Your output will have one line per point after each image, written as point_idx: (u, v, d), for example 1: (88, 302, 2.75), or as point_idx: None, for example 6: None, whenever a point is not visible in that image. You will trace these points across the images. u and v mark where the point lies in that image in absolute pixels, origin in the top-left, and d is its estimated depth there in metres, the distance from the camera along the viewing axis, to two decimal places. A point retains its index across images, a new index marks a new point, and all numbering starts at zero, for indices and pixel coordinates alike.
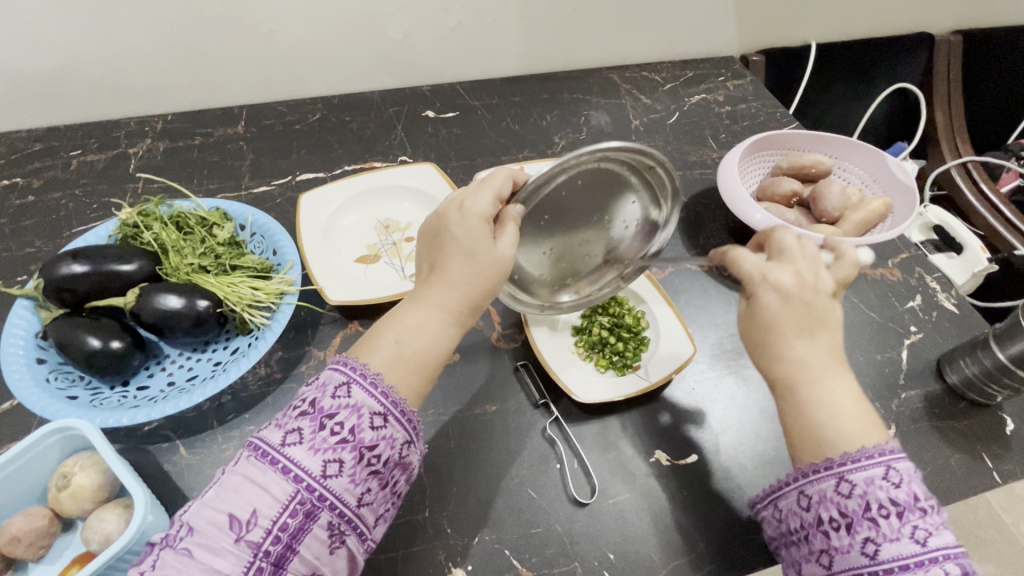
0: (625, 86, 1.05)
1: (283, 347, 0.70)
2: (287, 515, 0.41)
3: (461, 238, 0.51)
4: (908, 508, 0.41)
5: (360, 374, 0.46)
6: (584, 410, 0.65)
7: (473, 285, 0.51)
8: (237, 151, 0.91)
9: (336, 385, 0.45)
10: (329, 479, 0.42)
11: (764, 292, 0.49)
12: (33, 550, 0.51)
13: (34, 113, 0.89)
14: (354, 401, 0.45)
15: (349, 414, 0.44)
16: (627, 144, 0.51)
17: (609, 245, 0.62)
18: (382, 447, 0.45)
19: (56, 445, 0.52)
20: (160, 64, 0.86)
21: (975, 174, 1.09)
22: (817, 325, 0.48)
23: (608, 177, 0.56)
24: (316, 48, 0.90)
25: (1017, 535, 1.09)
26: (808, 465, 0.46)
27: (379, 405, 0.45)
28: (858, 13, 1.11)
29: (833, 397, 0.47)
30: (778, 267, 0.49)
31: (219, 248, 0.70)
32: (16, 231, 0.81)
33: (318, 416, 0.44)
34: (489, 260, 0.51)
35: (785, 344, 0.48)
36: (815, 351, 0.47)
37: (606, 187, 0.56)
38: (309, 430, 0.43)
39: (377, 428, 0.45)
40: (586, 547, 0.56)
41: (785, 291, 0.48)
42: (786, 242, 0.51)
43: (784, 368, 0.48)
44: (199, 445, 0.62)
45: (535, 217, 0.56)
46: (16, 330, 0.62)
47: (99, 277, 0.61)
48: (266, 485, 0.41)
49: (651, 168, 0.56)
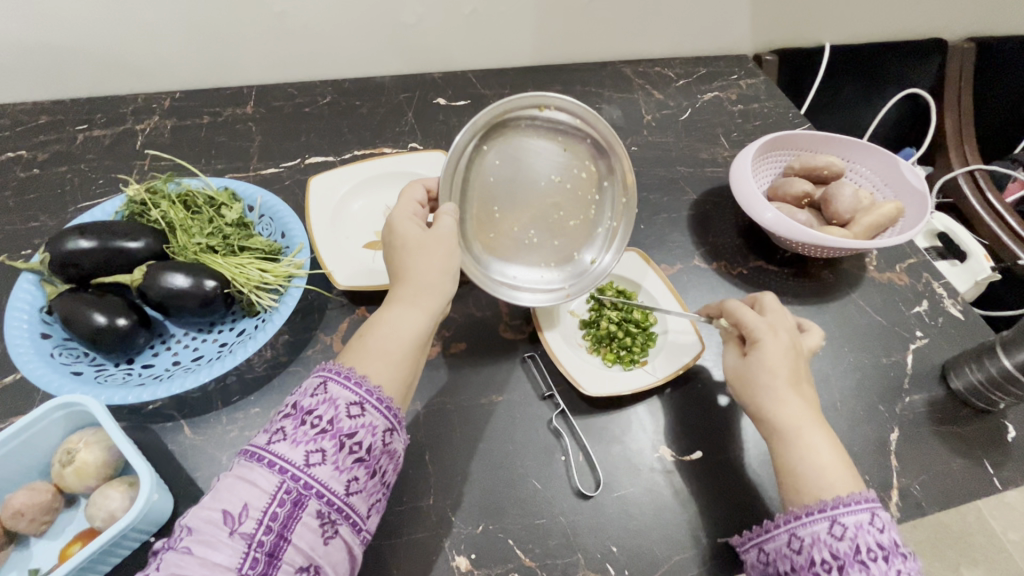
0: (638, 81, 1.05)
1: (289, 330, 0.69)
2: (276, 505, 0.41)
3: (395, 238, 0.56)
4: (893, 552, 0.43)
5: (336, 372, 0.47)
6: (591, 403, 0.65)
7: (421, 264, 0.54)
8: (246, 131, 0.90)
9: (313, 385, 0.46)
10: (314, 467, 0.42)
11: (772, 340, 0.55)
12: (35, 525, 0.50)
13: (40, 86, 0.88)
14: (331, 394, 0.45)
15: (327, 406, 0.45)
16: (490, 106, 0.57)
17: (570, 203, 0.65)
18: (362, 434, 0.45)
19: (59, 421, 0.51)
20: (170, 41, 0.85)
21: (982, 182, 1.07)
22: (804, 376, 0.55)
23: (518, 151, 0.63)
24: (328, 31, 0.89)
25: (1006, 542, 1.09)
26: (802, 507, 0.48)
27: (356, 394, 0.46)
28: (874, 17, 1.10)
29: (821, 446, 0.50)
30: (778, 320, 0.57)
31: (227, 229, 0.69)
32: (20, 205, 0.80)
33: (299, 413, 0.44)
34: (427, 242, 0.55)
35: (785, 389, 0.53)
36: (807, 403, 0.53)
37: (520, 155, 0.63)
38: (291, 425, 0.43)
39: (355, 416, 0.45)
40: (590, 539, 0.57)
41: (787, 342, 0.55)
42: (778, 303, 0.59)
43: (787, 413, 0.52)
44: (204, 426, 0.61)
45: (478, 201, 0.62)
46: (20, 304, 0.61)
47: (103, 254, 0.61)
48: (253, 479, 0.41)
49: (540, 109, 0.62)
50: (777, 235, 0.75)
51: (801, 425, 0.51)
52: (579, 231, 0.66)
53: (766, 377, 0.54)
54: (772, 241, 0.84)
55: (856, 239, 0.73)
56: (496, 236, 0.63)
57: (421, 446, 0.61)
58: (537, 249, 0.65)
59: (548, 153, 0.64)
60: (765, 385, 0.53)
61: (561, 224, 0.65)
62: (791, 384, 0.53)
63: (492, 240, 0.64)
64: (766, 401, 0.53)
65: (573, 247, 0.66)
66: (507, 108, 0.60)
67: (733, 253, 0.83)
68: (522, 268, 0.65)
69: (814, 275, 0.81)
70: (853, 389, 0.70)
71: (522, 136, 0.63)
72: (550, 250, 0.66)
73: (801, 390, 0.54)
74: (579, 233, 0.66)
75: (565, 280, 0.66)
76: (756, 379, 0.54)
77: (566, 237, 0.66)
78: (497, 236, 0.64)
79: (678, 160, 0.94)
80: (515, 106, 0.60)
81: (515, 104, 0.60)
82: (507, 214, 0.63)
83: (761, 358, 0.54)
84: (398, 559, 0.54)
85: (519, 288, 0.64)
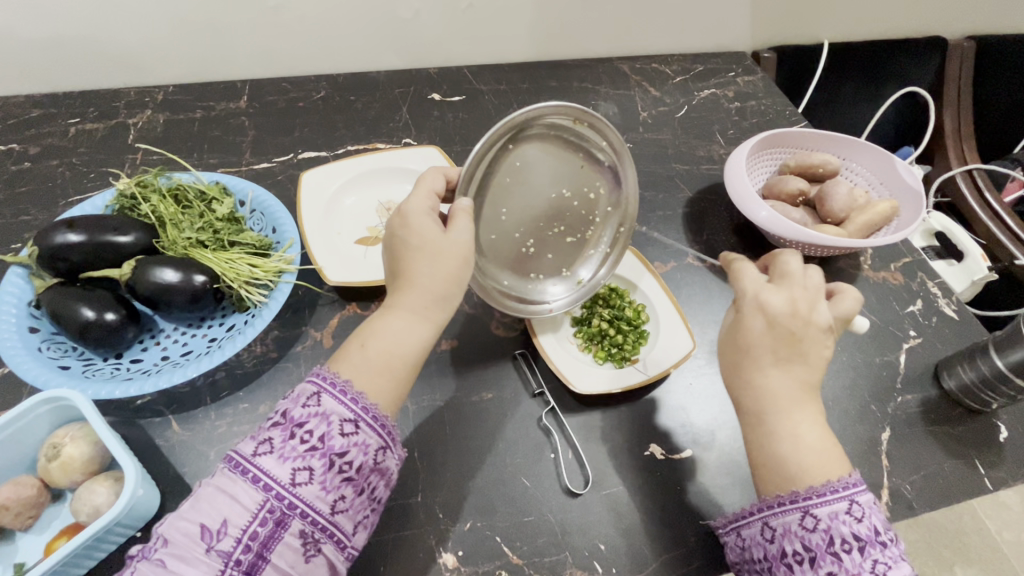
0: (635, 77, 1.04)
1: (280, 326, 0.69)
2: (257, 524, 0.41)
3: (410, 235, 0.53)
4: (868, 542, 0.43)
5: (331, 384, 0.46)
6: (580, 401, 0.65)
7: (433, 272, 0.51)
8: (240, 126, 0.90)
9: (307, 395, 0.46)
10: (299, 486, 0.42)
11: (752, 316, 0.52)
12: (21, 520, 0.50)
13: (32, 78, 0.87)
14: (323, 409, 0.45)
15: (318, 422, 0.44)
16: (532, 108, 0.53)
17: (574, 220, 0.64)
18: (353, 453, 0.44)
19: (45, 416, 0.51)
20: (164, 34, 0.85)
21: (980, 181, 1.06)
22: (797, 355, 0.50)
23: (536, 159, 0.59)
24: (323, 26, 0.88)
25: (1000, 543, 1.08)
26: (774, 497, 0.48)
27: (349, 411, 0.45)
28: (874, 15, 1.10)
29: (797, 435, 0.48)
30: (777, 292, 0.52)
31: (217, 223, 0.69)
32: (11, 198, 0.80)
33: (290, 426, 0.44)
34: (442, 250, 0.52)
35: (756, 370, 0.51)
36: (793, 380, 0.50)
37: (541, 163, 0.60)
38: (280, 439, 0.43)
39: (347, 434, 0.45)
40: (578, 537, 0.56)
41: (769, 319, 0.51)
42: (792, 269, 0.52)
43: (753, 398, 0.50)
44: (192, 421, 0.61)
45: (488, 206, 0.58)
46: (8, 298, 0.61)
47: (93, 248, 0.60)
48: (237, 494, 0.42)
49: (574, 122, 0.59)
50: (772, 234, 0.74)
51: (767, 413, 0.49)
52: (575, 249, 0.66)
53: (739, 357, 0.52)
54: (767, 239, 0.83)
55: (851, 238, 0.72)
56: (499, 245, 0.61)
57: (410, 443, 0.61)
58: (533, 259, 0.64)
59: (565, 166, 0.61)
60: (736, 364, 0.52)
61: (557, 239, 0.64)
62: (770, 365, 0.50)
63: (492, 247, 0.60)
64: (737, 381, 0.52)
65: (566, 263, 0.66)
66: (546, 112, 0.55)
67: (727, 251, 0.83)
68: (516, 277, 0.64)
69: None
70: (845, 389, 0.69)
71: (548, 141, 0.60)
72: (544, 261, 0.65)
73: (786, 369, 0.50)
74: (574, 251, 0.66)
75: (555, 294, 0.66)
76: (730, 355, 0.53)
77: (560, 251, 0.65)
78: (498, 242, 0.60)
79: (674, 157, 0.94)
80: (553, 113, 0.56)
81: (557, 112, 0.56)
82: (512, 223, 0.60)
83: (738, 331, 0.52)
84: (386, 555, 0.54)
85: (510, 298, 0.64)
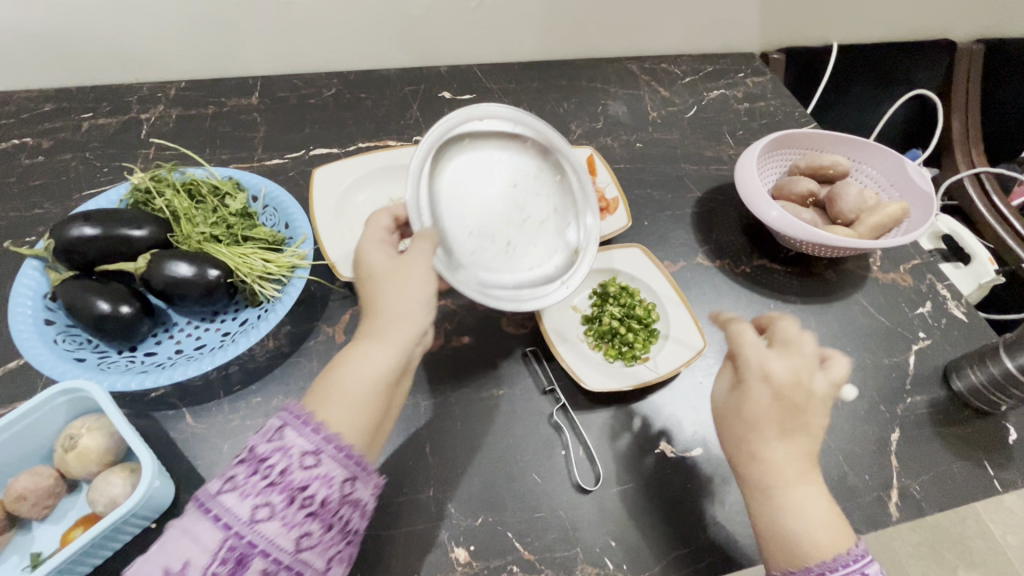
0: (644, 77, 1.04)
1: (292, 321, 0.69)
2: (217, 564, 0.37)
3: (370, 271, 0.53)
4: None
5: (295, 414, 0.43)
6: (591, 399, 0.65)
7: (396, 294, 0.51)
8: (251, 122, 0.90)
9: (270, 427, 0.42)
10: (259, 524, 0.38)
11: (755, 385, 0.51)
12: (37, 510, 0.50)
13: (46, 73, 0.88)
14: (286, 440, 0.41)
15: (281, 454, 0.41)
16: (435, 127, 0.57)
17: (537, 205, 0.65)
18: (317, 486, 0.41)
19: (61, 407, 0.52)
20: (176, 30, 0.85)
21: (988, 184, 1.07)
22: (800, 425, 0.50)
23: (462, 165, 0.62)
24: (334, 23, 0.89)
25: (1004, 546, 1.08)
26: (787, 570, 0.47)
27: (312, 442, 0.42)
28: (884, 17, 1.10)
29: (807, 506, 0.48)
30: (777, 360, 0.52)
31: (231, 219, 0.69)
32: (24, 191, 0.80)
33: (250, 459, 0.40)
34: (401, 271, 0.52)
35: (762, 444, 0.50)
36: (794, 451, 0.50)
37: (474, 166, 0.62)
38: (239, 474, 0.40)
39: (310, 466, 0.41)
40: (589, 534, 0.57)
41: (772, 389, 0.51)
42: (792, 336, 0.53)
43: (761, 471, 0.50)
44: (206, 414, 0.62)
45: (450, 222, 0.59)
46: (24, 290, 0.61)
47: (109, 241, 0.61)
48: (195, 534, 0.38)
49: (481, 120, 0.63)
50: (782, 234, 0.74)
51: (776, 487, 0.49)
52: (551, 229, 0.65)
53: (742, 427, 0.51)
54: (775, 240, 0.83)
55: (861, 239, 0.72)
56: (478, 247, 0.60)
57: (422, 438, 0.61)
58: (522, 256, 0.62)
59: (498, 160, 0.64)
60: (740, 436, 0.52)
61: (532, 227, 0.64)
62: (774, 438, 0.50)
63: (476, 253, 0.59)
64: (740, 456, 0.52)
65: (551, 246, 0.65)
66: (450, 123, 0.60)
67: (737, 251, 0.83)
68: (517, 277, 0.61)
69: (818, 274, 0.81)
70: (854, 389, 0.69)
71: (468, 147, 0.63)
72: (532, 255, 0.63)
73: (790, 441, 0.50)
74: (552, 231, 0.65)
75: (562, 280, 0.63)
76: (733, 424, 0.52)
77: (541, 239, 0.64)
78: (480, 250, 0.60)
79: (683, 157, 0.94)
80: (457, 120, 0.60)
81: (457, 118, 0.60)
82: (480, 226, 0.61)
83: (743, 401, 0.52)
84: (398, 549, 0.55)
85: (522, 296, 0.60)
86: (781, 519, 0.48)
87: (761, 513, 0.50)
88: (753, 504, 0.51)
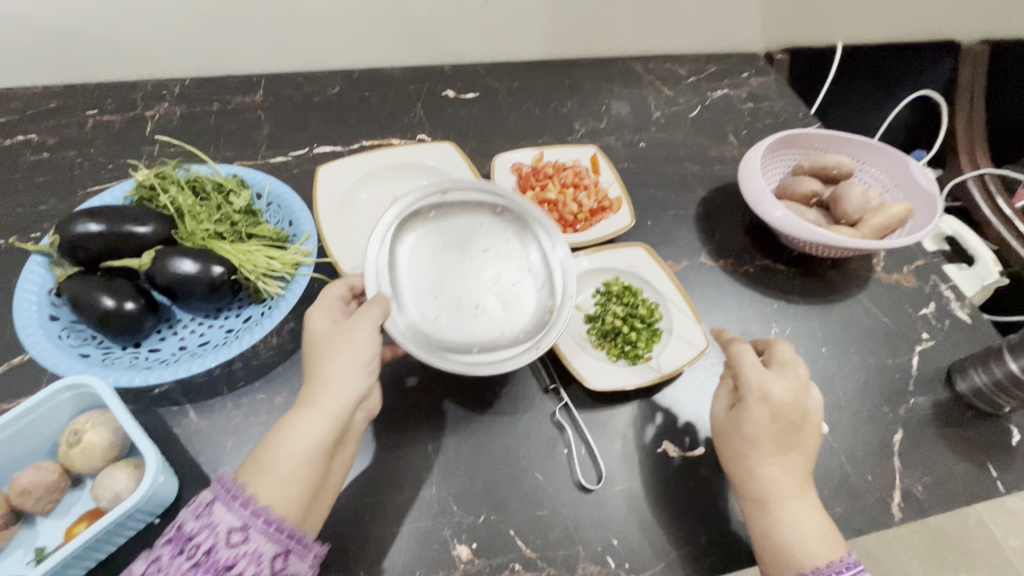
0: (648, 77, 1.04)
1: (295, 318, 0.69)
2: None
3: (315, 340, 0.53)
4: None
5: (226, 491, 0.44)
6: (593, 398, 0.65)
7: (333, 364, 0.51)
8: (255, 120, 0.90)
9: (201, 505, 0.44)
10: None
11: (756, 406, 0.54)
12: (42, 504, 0.51)
13: (51, 70, 0.88)
14: (214, 518, 0.43)
15: (208, 533, 0.42)
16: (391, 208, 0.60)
17: (506, 269, 0.63)
18: (243, 564, 0.42)
19: (66, 402, 0.52)
20: (181, 28, 0.85)
21: (991, 186, 1.06)
22: (795, 443, 0.54)
23: (428, 236, 0.63)
24: (339, 21, 0.89)
25: (1007, 549, 1.08)
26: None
27: (240, 519, 0.43)
28: (888, 17, 1.09)
29: (800, 517, 0.51)
30: (780, 381, 0.55)
31: (235, 216, 0.69)
32: (29, 188, 0.81)
33: (179, 540, 0.42)
34: (341, 340, 0.52)
35: (760, 460, 0.53)
36: (790, 466, 0.53)
37: (440, 237, 0.63)
38: (166, 556, 0.41)
39: (236, 544, 0.42)
40: (591, 532, 0.57)
41: (773, 410, 0.53)
42: (790, 359, 0.56)
43: (757, 486, 0.53)
44: (209, 410, 0.62)
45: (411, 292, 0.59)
46: (29, 286, 0.61)
47: (114, 237, 0.61)
48: None
49: (444, 194, 0.64)
50: (786, 234, 0.74)
51: (771, 500, 0.52)
52: (522, 292, 0.62)
53: (743, 444, 0.54)
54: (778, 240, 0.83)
55: (865, 239, 0.72)
56: (440, 309, 0.60)
57: (424, 436, 0.62)
58: (485, 322, 0.60)
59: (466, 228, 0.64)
60: (740, 452, 0.54)
61: (499, 292, 0.62)
62: (772, 456, 0.53)
63: (436, 324, 0.58)
64: (738, 471, 0.54)
65: (519, 309, 0.61)
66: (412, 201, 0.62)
67: (740, 251, 0.83)
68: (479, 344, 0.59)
69: (820, 275, 0.81)
70: (857, 390, 0.69)
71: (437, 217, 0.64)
72: (496, 320, 0.61)
73: (786, 458, 0.53)
74: (522, 293, 0.62)
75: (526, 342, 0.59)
76: (734, 440, 0.55)
77: (508, 302, 0.61)
78: (439, 320, 0.59)
79: (686, 157, 0.94)
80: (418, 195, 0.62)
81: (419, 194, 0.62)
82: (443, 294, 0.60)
83: (745, 419, 0.54)
84: (401, 546, 0.55)
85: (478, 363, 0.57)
86: (777, 530, 0.51)
87: (758, 524, 0.52)
88: (750, 519, 0.53)
